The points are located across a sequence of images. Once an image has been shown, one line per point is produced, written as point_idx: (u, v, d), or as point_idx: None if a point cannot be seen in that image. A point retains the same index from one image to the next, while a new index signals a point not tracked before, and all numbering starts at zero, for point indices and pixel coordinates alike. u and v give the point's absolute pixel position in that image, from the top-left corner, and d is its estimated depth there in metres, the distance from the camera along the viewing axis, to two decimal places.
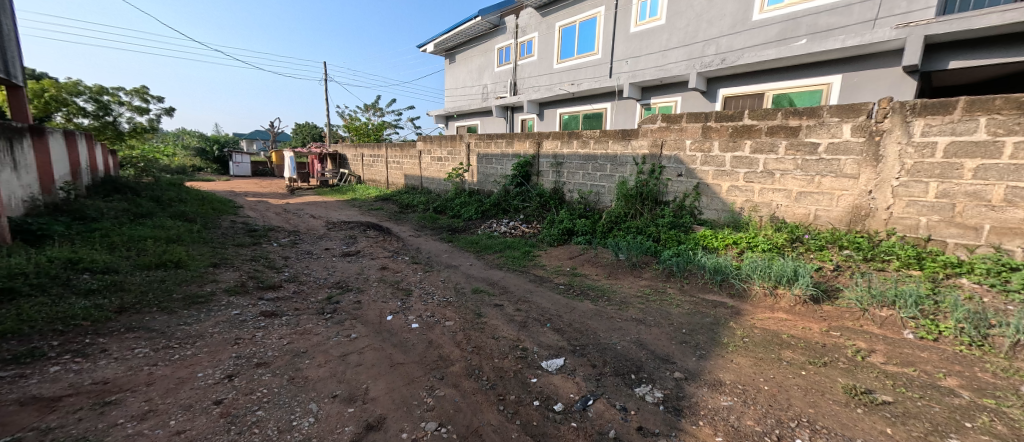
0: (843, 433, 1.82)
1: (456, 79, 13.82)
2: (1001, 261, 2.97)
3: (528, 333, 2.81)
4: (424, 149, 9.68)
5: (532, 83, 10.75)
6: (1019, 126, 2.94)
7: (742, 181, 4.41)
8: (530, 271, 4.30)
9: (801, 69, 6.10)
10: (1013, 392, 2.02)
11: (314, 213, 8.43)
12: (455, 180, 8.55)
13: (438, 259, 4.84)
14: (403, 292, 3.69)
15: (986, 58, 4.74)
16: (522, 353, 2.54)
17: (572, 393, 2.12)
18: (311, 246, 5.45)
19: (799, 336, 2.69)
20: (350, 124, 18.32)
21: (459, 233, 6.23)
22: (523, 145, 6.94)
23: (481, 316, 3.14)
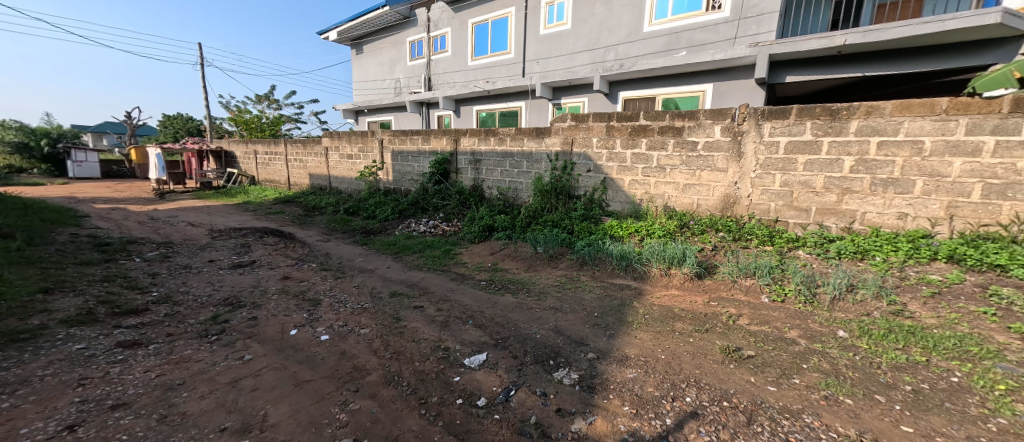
0: (720, 386, 2.18)
1: (364, 71, 13.12)
2: (824, 235, 3.78)
3: (450, 333, 2.85)
4: (330, 146, 9.10)
5: (446, 78, 10.69)
6: (830, 128, 3.73)
7: (640, 175, 4.93)
8: (452, 270, 4.33)
9: (683, 77, 6.97)
10: (834, 337, 2.59)
11: (193, 220, 7.42)
12: (367, 179, 8.18)
13: (351, 264, 4.64)
14: (311, 302, 3.48)
15: (810, 74, 5.87)
16: (444, 352, 2.58)
17: (494, 386, 2.23)
18: (190, 260, 4.83)
19: (687, 308, 3.12)
20: (237, 116, 16.34)
21: (374, 235, 6.01)
22: (439, 142, 6.89)
23: (401, 319, 3.11)
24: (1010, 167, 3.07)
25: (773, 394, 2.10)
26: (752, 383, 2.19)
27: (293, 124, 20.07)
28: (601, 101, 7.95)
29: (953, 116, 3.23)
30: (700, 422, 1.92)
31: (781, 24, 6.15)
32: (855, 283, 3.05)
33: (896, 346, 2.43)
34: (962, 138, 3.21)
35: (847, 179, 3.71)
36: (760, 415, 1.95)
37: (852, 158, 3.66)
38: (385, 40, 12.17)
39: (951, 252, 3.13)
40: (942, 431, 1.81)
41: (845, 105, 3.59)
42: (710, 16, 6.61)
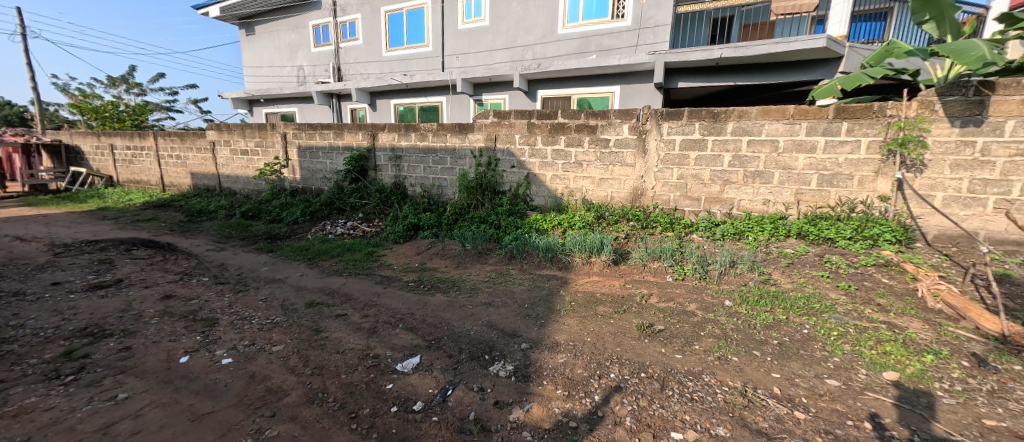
0: (638, 359, 2.46)
1: (258, 55, 11.79)
2: (712, 220, 4.41)
3: (378, 339, 2.83)
4: (219, 140, 8.18)
5: (359, 69, 10.19)
6: (714, 128, 4.33)
7: (561, 171, 5.23)
8: (376, 273, 4.24)
9: (594, 78, 7.50)
10: (722, 306, 3.06)
11: (28, 233, 6.15)
12: (268, 178, 7.51)
13: (254, 275, 4.28)
14: (205, 323, 3.16)
15: (698, 81, 6.72)
16: (374, 360, 2.56)
17: (430, 388, 2.28)
18: (23, 285, 4.01)
19: (607, 292, 3.45)
20: (81, 102, 13.16)
21: (282, 240, 5.60)
22: (355, 138, 6.59)
23: (321, 331, 2.99)
24: (840, 160, 3.91)
25: (680, 361, 2.43)
26: (662, 354, 2.52)
27: (165, 112, 17.41)
28: (521, 98, 8.22)
29: (798, 119, 3.99)
30: (623, 394, 2.15)
31: (673, 35, 6.93)
32: (736, 260, 3.61)
33: (767, 309, 2.94)
34: (804, 138, 4.01)
35: (727, 171, 4.36)
36: (672, 381, 2.23)
37: (731, 154, 4.32)
38: (284, 22, 11.08)
39: (806, 228, 3.89)
40: (797, 375, 2.24)
41: (724, 108, 4.20)
42: (615, 23, 7.18)
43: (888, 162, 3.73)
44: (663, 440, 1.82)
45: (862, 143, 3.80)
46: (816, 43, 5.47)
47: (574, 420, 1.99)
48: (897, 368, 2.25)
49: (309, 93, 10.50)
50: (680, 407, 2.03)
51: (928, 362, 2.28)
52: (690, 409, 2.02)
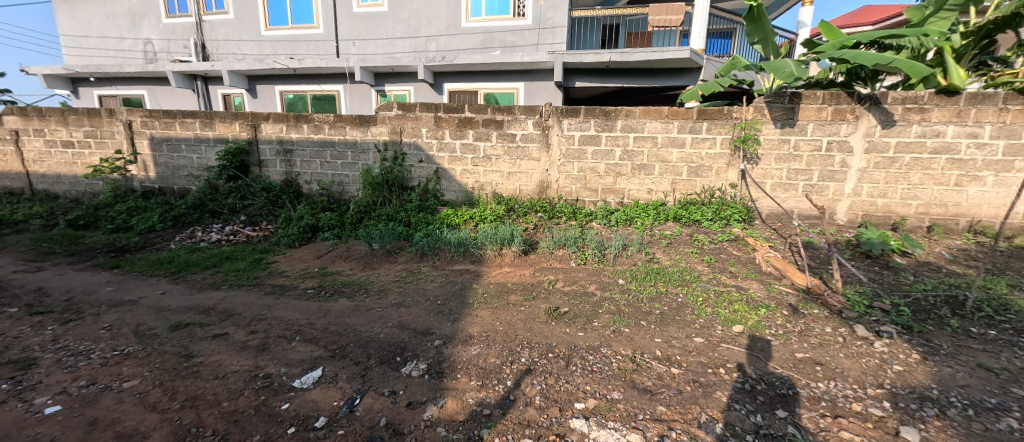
0: (546, 342, 2.63)
1: (85, 22, 9.53)
2: (608, 209, 4.88)
3: (270, 356, 2.46)
4: (29, 128, 6.52)
5: (231, 48, 8.95)
6: (606, 125, 4.77)
7: (470, 165, 5.29)
8: (266, 282, 3.73)
9: (499, 74, 7.68)
10: (616, 285, 3.45)
11: None
12: (107, 176, 6.26)
13: (91, 297, 3.43)
14: (14, 366, 2.38)
15: (592, 81, 7.30)
16: (264, 381, 2.23)
17: (335, 400, 2.08)
18: None
19: (517, 281, 3.63)
20: None
21: (134, 252, 4.66)
22: (231, 129, 5.82)
23: (195, 356, 2.47)
24: (703, 154, 4.64)
25: (581, 338, 2.67)
26: (567, 333, 2.74)
27: None
28: (427, 91, 8.09)
29: (673, 120, 4.60)
30: (533, 376, 2.28)
31: (569, 37, 7.42)
32: (627, 243, 4.06)
33: (651, 284, 3.40)
34: (677, 135, 4.64)
35: (619, 165, 4.85)
36: (575, 357, 2.45)
37: (621, 149, 4.81)
38: None
39: (680, 212, 4.55)
40: (672, 338, 2.64)
41: (614, 108, 4.65)
42: (517, 21, 7.43)
43: (735, 156, 4.56)
44: (568, 412, 1.99)
45: (717, 141, 4.57)
46: (681, 54, 6.35)
47: (488, 407, 2.04)
48: (742, 321, 2.79)
49: (163, 72, 8.89)
50: (582, 379, 2.25)
51: (761, 314, 2.88)
52: (591, 379, 2.25)
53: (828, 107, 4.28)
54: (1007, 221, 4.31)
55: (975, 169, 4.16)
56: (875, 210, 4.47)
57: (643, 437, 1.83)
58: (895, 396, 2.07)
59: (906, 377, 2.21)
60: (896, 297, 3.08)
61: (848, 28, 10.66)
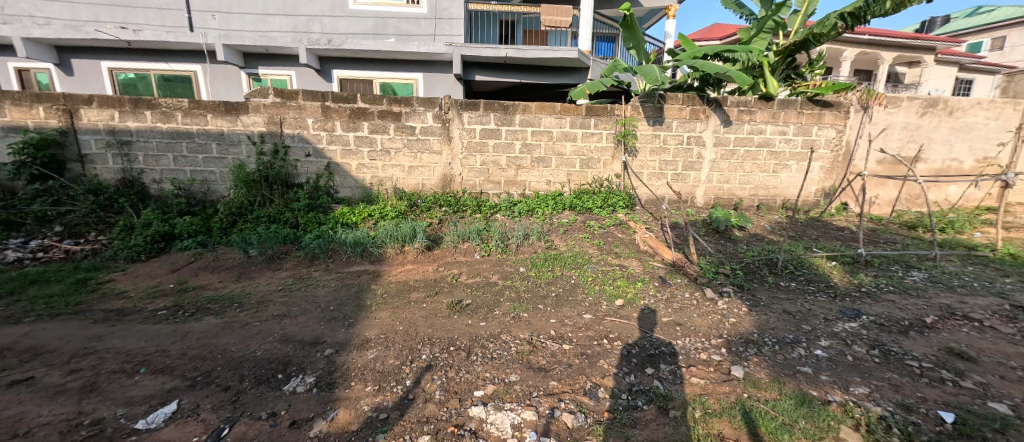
0: (448, 336, 2.62)
1: None
2: (511, 201, 5.01)
3: (102, 397, 2.01)
4: None
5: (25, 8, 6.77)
6: (506, 119, 4.88)
7: (366, 159, 4.94)
8: (98, 307, 3.02)
9: (394, 63, 7.32)
10: (518, 273, 3.58)
11: None
12: None
13: None
14: None
15: (490, 75, 7.49)
16: (92, 429, 1.81)
17: (196, 436, 1.79)
18: None
19: (420, 278, 3.52)
20: None
21: None
22: (32, 114, 4.54)
23: None
24: (592, 147, 5.04)
25: (483, 328, 2.72)
26: (469, 325, 2.76)
27: None
28: (311, 77, 7.33)
29: (565, 115, 4.90)
30: (433, 371, 2.25)
31: (466, 30, 7.36)
32: (528, 232, 4.23)
33: (550, 269, 3.60)
34: (569, 130, 4.96)
35: (519, 158, 5.01)
36: (476, 347, 2.49)
37: (520, 142, 4.97)
38: None
39: (575, 201, 4.89)
40: (566, 317, 2.85)
41: (511, 102, 4.76)
42: (411, 8, 7.13)
43: (617, 148, 5.07)
44: (469, 401, 2.02)
45: (603, 135, 5.01)
46: (570, 54, 6.88)
47: (385, 411, 1.96)
48: (623, 295, 3.14)
49: None
50: (482, 367, 2.29)
51: (638, 286, 3.27)
52: (490, 366, 2.30)
53: (687, 108, 4.97)
54: (802, 198, 5.54)
55: (786, 160, 5.29)
56: (722, 194, 5.37)
57: (536, 413, 1.94)
58: (730, 343, 2.54)
59: (738, 326, 2.73)
60: (734, 262, 3.77)
61: (703, 40, 12.48)
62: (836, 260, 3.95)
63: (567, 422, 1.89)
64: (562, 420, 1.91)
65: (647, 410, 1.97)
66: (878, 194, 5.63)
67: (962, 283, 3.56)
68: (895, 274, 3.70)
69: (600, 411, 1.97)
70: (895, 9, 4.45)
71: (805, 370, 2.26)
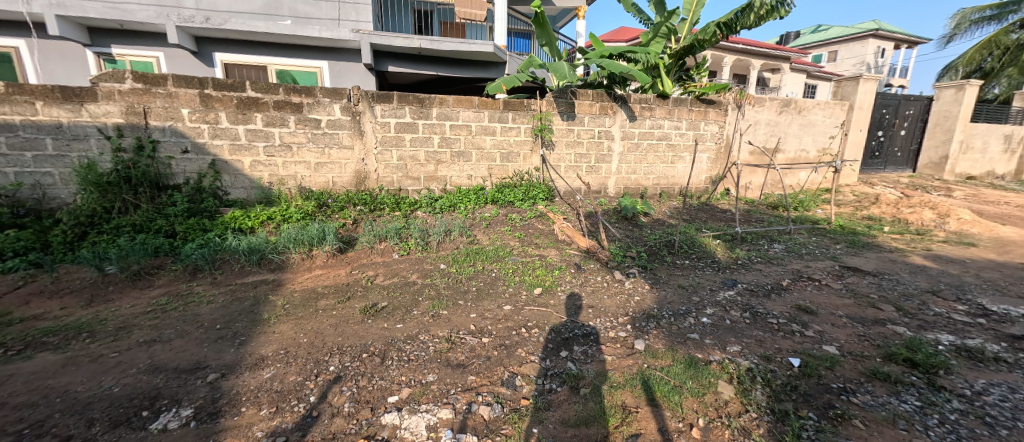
0: (359, 342, 2.47)
1: None
2: (432, 197, 4.85)
3: None
4: None
5: None
6: (422, 113, 4.69)
7: (262, 155, 4.31)
8: None
9: (290, 49, 6.61)
10: (438, 270, 3.50)
11: None
12: None
13: None
14: None
15: (404, 66, 7.35)
16: None
17: None
18: None
19: (329, 284, 3.26)
20: None
21: None
22: None
23: None
24: (511, 141, 5.11)
25: (400, 331, 2.61)
26: (384, 329, 2.63)
27: None
28: (183, 60, 6.28)
29: (483, 109, 4.89)
30: (342, 383, 2.11)
31: (375, 16, 6.87)
32: (449, 228, 4.15)
33: (471, 264, 3.58)
34: (487, 124, 4.96)
35: (437, 152, 4.87)
36: (391, 351, 2.38)
37: (438, 136, 4.83)
38: None
39: (497, 195, 4.93)
40: (486, 311, 2.86)
41: (427, 95, 4.60)
42: None
43: (535, 142, 5.20)
44: (381, 409, 1.93)
45: (521, 129, 5.10)
46: (485, 48, 7.07)
47: (283, 434, 1.78)
48: (541, 283, 3.26)
49: None
50: (397, 372, 2.21)
51: (556, 274, 3.41)
52: (406, 369, 2.22)
53: (596, 104, 5.28)
54: (694, 185, 6.25)
55: (680, 151, 5.95)
56: (630, 183, 5.84)
57: (453, 410, 1.93)
58: (634, 319, 2.77)
59: (642, 303, 3.00)
60: (639, 245, 4.13)
61: (611, 41, 13.26)
62: (719, 238, 4.54)
63: (484, 415, 1.90)
64: (479, 414, 1.92)
65: (560, 391, 2.07)
66: (751, 180, 6.55)
67: (809, 250, 4.32)
68: (762, 247, 4.36)
69: (517, 399, 2.02)
70: (759, 22, 5.20)
71: (693, 336, 2.56)
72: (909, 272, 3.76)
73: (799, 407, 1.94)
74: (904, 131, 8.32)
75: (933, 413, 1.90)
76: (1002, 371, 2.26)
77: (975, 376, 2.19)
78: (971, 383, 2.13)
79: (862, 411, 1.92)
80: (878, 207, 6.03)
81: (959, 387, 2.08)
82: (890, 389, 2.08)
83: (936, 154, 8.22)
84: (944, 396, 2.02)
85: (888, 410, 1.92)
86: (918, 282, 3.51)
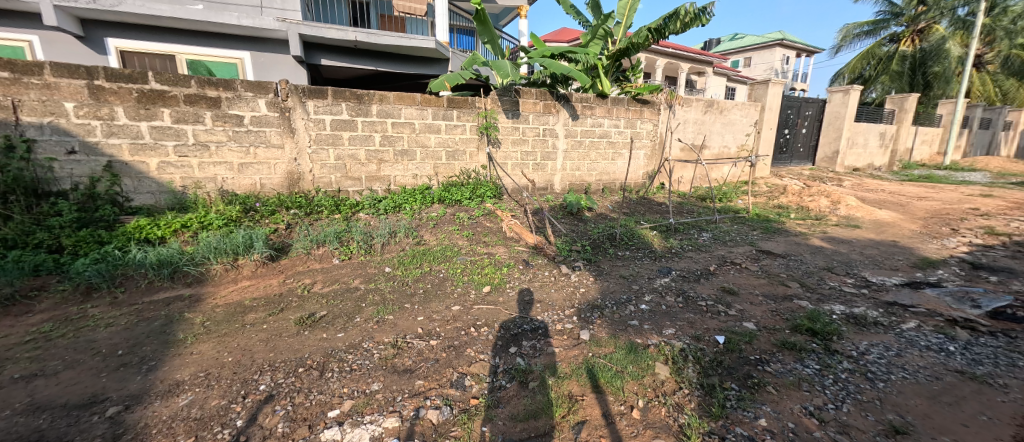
0: (293, 356, 2.28)
1: None
2: (374, 198, 4.63)
3: None
4: None
5: None
6: (360, 110, 4.45)
7: (173, 156, 3.83)
8: None
9: (204, 37, 5.97)
10: (382, 274, 3.34)
11: None
12: None
13: None
14: None
15: (338, 60, 6.96)
16: None
17: None
18: None
19: (259, 296, 2.98)
20: None
21: None
22: None
23: None
24: (456, 139, 5.02)
25: (340, 340, 2.45)
26: (323, 339, 2.46)
27: None
28: (67, 46, 5.44)
29: (426, 106, 4.75)
30: (275, 402, 1.94)
31: (303, 5, 6.36)
32: (394, 229, 3.98)
33: (417, 266, 3.46)
34: (431, 121, 4.83)
35: (379, 151, 4.65)
36: (331, 362, 2.23)
37: (379, 134, 4.62)
38: None
39: (444, 194, 4.82)
40: (434, 312, 2.78)
41: (366, 91, 4.37)
42: None
43: (481, 140, 5.16)
44: (320, 426, 1.80)
45: (466, 127, 5.03)
46: (427, 43, 6.93)
47: None
48: (490, 281, 3.23)
49: None
50: (338, 384, 2.07)
51: (505, 271, 3.40)
52: (348, 380, 2.09)
53: (540, 102, 5.35)
54: (632, 180, 6.56)
55: (620, 149, 6.22)
56: (575, 180, 6.00)
57: (399, 417, 1.85)
58: (580, 311, 2.83)
59: (587, 294, 3.08)
60: (583, 239, 4.24)
61: (553, 41, 13.50)
62: (655, 229, 4.80)
63: (432, 419, 1.84)
64: (427, 418, 1.85)
65: (509, 387, 2.06)
66: (682, 175, 7.00)
67: (732, 237, 4.71)
68: (693, 236, 4.68)
69: (466, 399, 1.98)
70: (683, 30, 5.60)
71: (633, 323, 2.67)
72: (810, 252, 4.23)
73: (723, 380, 2.10)
74: (806, 129, 9.36)
75: (830, 374, 2.16)
76: (880, 332, 2.63)
77: (860, 338, 2.53)
78: (858, 345, 2.45)
79: (775, 378, 2.12)
80: (786, 196, 6.72)
81: (848, 350, 2.38)
82: (796, 356, 2.32)
83: (830, 149, 9.36)
84: (837, 358, 2.30)
85: (795, 375, 2.14)
86: (817, 261, 3.96)
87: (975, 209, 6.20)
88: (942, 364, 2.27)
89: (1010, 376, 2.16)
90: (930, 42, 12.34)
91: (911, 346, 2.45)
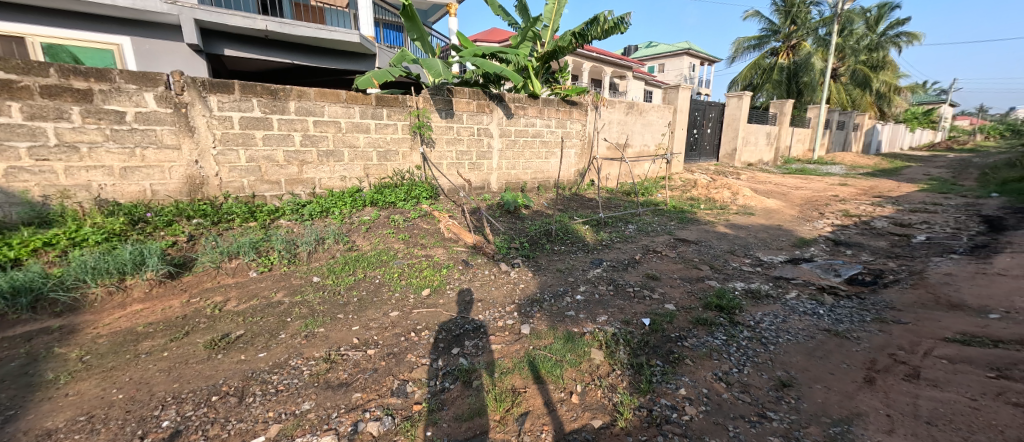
0: (204, 384, 2.00)
1: None
2: (296, 203, 4.24)
3: None
4: None
5: None
6: (275, 106, 4.05)
7: (27, 160, 3.18)
8: None
9: (66, 17, 5.03)
10: (310, 285, 3.07)
11: None
12: None
13: None
14: None
15: (245, 51, 6.33)
16: None
17: None
18: None
19: (156, 321, 2.58)
20: None
21: None
22: None
23: None
24: (388, 138, 4.78)
25: (262, 360, 2.20)
26: (242, 361, 2.19)
27: None
28: None
29: (352, 103, 4.46)
30: (184, 437, 1.68)
31: None
32: (322, 235, 3.67)
33: (350, 273, 3.23)
34: (359, 120, 4.55)
35: (299, 151, 4.28)
36: (252, 386, 1.99)
37: (300, 134, 4.26)
38: None
39: (376, 197, 4.57)
40: (370, 320, 2.61)
41: (281, 86, 3.99)
42: None
43: (414, 139, 4.96)
44: None
45: (398, 126, 4.81)
46: (350, 37, 6.54)
47: None
48: (429, 284, 3.11)
49: None
50: (263, 408, 1.85)
51: (444, 273, 3.30)
52: (274, 403, 1.88)
53: (473, 101, 5.30)
54: (564, 178, 6.75)
55: (552, 147, 6.38)
56: (511, 178, 6.03)
57: (336, 435, 1.69)
58: (520, 306, 2.82)
59: (526, 289, 3.10)
60: (521, 236, 4.26)
61: (483, 41, 13.48)
62: (586, 223, 4.97)
63: (373, 432, 1.72)
64: (366, 432, 1.72)
65: (452, 389, 1.99)
66: (609, 172, 7.35)
67: (654, 228, 5.03)
68: (620, 228, 4.92)
69: (408, 406, 1.88)
70: (604, 36, 5.80)
71: (569, 313, 2.73)
72: (717, 238, 4.65)
73: (650, 358, 2.22)
74: (711, 129, 10.34)
75: (734, 343, 2.37)
76: (770, 303, 2.96)
77: (756, 309, 2.82)
78: (754, 316, 2.72)
79: (691, 351, 2.29)
80: (696, 189, 7.33)
81: (747, 320, 2.64)
82: (708, 330, 2.52)
83: (730, 146, 10.44)
84: (739, 328, 2.54)
85: (707, 347, 2.33)
86: (722, 245, 4.37)
87: (836, 196, 7.30)
88: (816, 325, 2.61)
89: (861, 329, 2.54)
90: (800, 56, 14.33)
91: (793, 312, 2.79)
